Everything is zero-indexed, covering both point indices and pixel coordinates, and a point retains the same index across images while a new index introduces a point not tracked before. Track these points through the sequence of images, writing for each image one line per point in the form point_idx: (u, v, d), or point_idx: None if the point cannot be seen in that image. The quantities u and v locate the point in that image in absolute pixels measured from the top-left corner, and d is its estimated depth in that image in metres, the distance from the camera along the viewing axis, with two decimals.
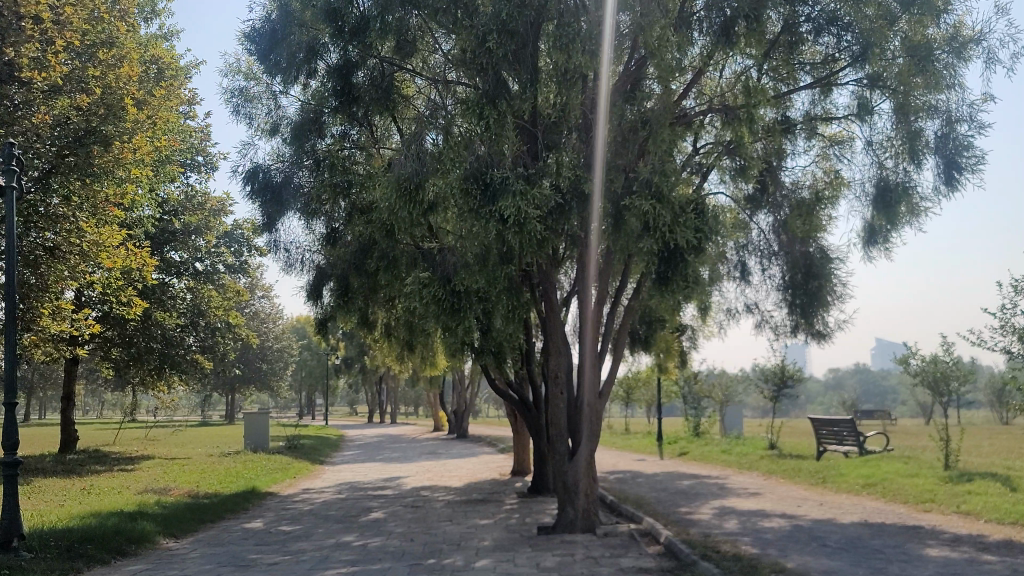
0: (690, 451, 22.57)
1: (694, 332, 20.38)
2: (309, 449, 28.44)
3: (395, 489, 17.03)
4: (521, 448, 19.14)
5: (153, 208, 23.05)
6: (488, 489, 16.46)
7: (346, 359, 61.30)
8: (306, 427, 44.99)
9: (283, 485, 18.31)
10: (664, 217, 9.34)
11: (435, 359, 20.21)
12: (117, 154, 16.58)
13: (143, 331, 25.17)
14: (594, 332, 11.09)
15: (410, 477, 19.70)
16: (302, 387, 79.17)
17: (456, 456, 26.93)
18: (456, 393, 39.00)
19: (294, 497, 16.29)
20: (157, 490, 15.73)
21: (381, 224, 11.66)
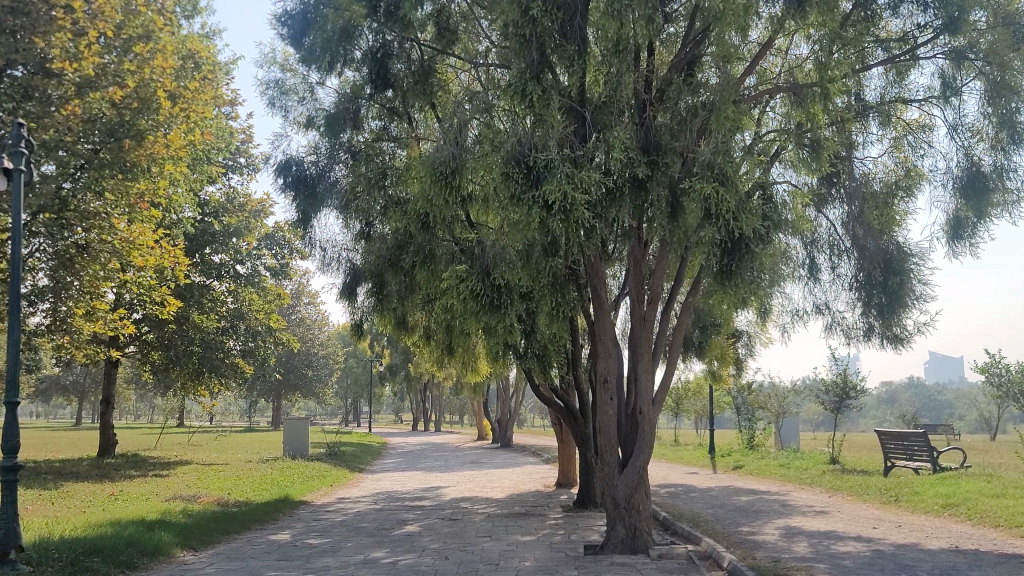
0: (745, 464, 21.43)
1: (751, 338, 19.30)
2: (349, 457, 27.79)
3: (434, 500, 16.22)
4: (566, 459, 18.20)
5: (192, 208, 22.66)
6: (531, 502, 15.57)
7: (390, 366, 60.84)
8: (349, 435, 44.53)
9: (318, 494, 17.60)
10: (728, 203, 8.33)
11: (478, 364, 19.37)
12: (151, 150, 15.88)
13: (182, 333, 24.78)
14: (648, 333, 10.10)
15: (450, 487, 18.88)
16: (347, 395, 79.02)
17: (499, 466, 26.06)
18: (500, 401, 38.14)
19: (327, 506, 15.57)
20: (186, 498, 15.10)
21: (417, 215, 10.85)
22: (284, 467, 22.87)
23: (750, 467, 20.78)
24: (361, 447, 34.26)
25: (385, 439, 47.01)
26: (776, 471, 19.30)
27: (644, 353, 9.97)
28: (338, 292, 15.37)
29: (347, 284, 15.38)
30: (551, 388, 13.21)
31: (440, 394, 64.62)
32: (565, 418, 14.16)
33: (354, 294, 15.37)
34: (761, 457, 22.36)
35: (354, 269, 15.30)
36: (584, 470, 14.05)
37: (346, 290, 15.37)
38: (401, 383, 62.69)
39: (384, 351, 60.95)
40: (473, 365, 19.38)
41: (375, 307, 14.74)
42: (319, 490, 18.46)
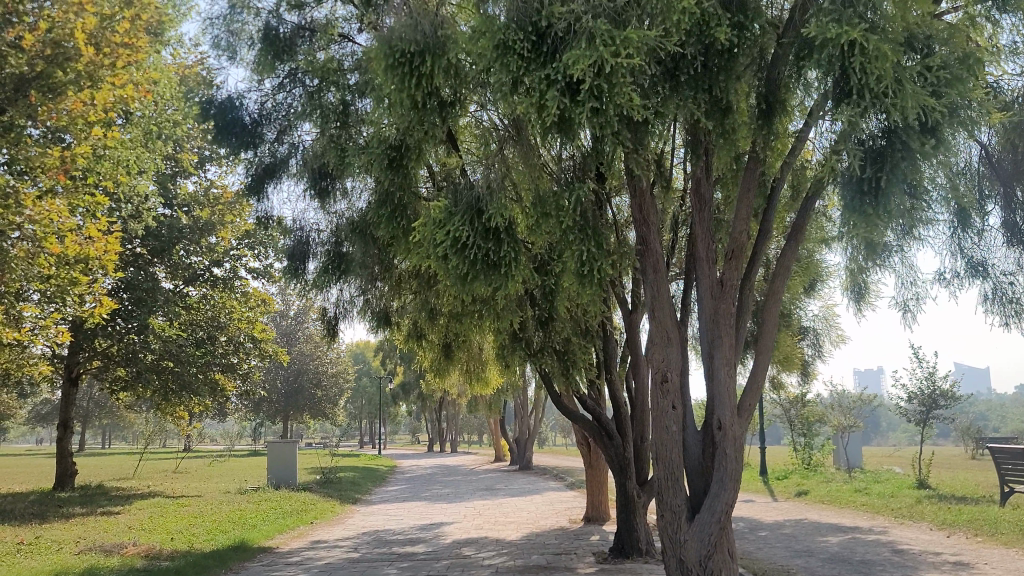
0: (812, 489, 17.84)
1: (819, 337, 15.77)
2: (346, 486, 24.38)
3: (430, 545, 12.77)
4: (596, 487, 14.84)
5: (151, 196, 19.59)
6: (554, 546, 12.08)
7: (403, 384, 57.51)
8: (359, 459, 41.26)
9: (287, 536, 14.22)
10: (879, 71, 5.85)
11: (480, 364, 16.02)
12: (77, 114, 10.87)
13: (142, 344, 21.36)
14: (730, 307, 6.65)
15: (455, 524, 15.43)
16: (362, 416, 75.77)
17: (517, 493, 22.58)
18: (518, 420, 34.67)
19: (293, 555, 12.13)
20: (105, 549, 11.60)
21: (386, 144, 7.93)
22: (261, 499, 19.48)
23: (819, 492, 17.20)
24: (365, 473, 30.80)
25: (395, 463, 43.45)
26: (855, 497, 15.71)
27: (726, 339, 6.54)
28: (284, 273, 11.86)
29: (294, 257, 11.84)
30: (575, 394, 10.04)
31: (456, 412, 61.15)
32: (596, 436, 10.74)
33: (314, 278, 11.90)
34: (827, 480, 18.74)
35: (313, 243, 11.90)
36: (624, 505, 10.61)
37: (300, 271, 11.92)
38: (416, 402, 59.37)
39: (395, 368, 57.61)
40: (477, 363, 16.08)
41: (336, 274, 11.71)
42: (292, 529, 15.06)
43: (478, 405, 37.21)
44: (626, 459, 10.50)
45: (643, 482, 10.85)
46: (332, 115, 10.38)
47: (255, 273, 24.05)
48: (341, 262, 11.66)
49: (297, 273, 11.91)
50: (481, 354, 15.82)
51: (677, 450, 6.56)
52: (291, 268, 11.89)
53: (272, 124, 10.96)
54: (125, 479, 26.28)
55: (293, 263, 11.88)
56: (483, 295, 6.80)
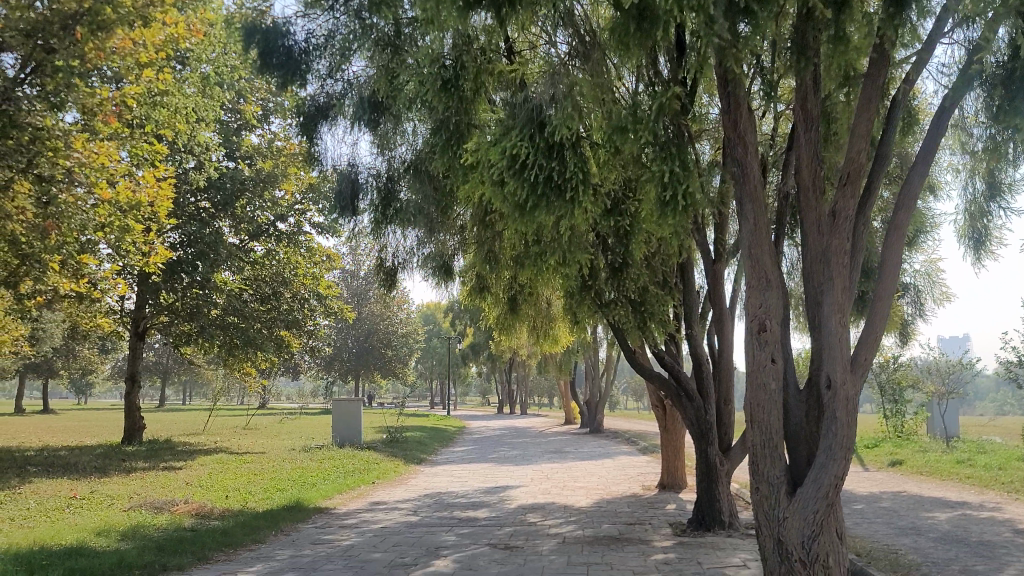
0: (906, 459, 16.53)
1: (919, 296, 14.40)
2: (412, 446, 23.87)
3: (492, 511, 11.95)
4: (672, 453, 13.90)
5: (211, 146, 19.07)
6: (627, 515, 11.15)
7: (473, 344, 57.13)
8: (428, 419, 40.99)
9: (344, 496, 13.59)
10: None
11: (548, 319, 15.15)
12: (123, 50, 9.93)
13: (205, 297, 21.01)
14: (843, 242, 5.57)
15: (520, 488, 14.61)
16: (432, 376, 75.90)
17: (588, 456, 21.72)
18: (589, 381, 33.76)
19: (347, 518, 11.44)
20: (155, 506, 11.08)
21: (440, 69, 7.61)
22: (324, 458, 19.00)
23: (915, 463, 15.88)
24: (432, 433, 30.35)
25: (464, 423, 43.09)
26: (957, 469, 14.39)
27: (839, 282, 5.47)
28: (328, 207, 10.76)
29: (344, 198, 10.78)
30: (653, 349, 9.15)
31: (526, 374, 60.56)
32: (674, 397, 9.76)
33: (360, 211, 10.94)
34: (922, 451, 17.37)
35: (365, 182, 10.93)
36: (705, 473, 9.63)
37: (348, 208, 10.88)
38: (486, 363, 58.97)
39: (465, 329, 57.23)
40: (543, 318, 15.19)
41: (395, 216, 10.92)
42: (351, 489, 14.47)
43: (548, 366, 36.43)
44: (708, 423, 9.51)
45: (726, 448, 9.86)
46: (386, 41, 9.40)
47: (318, 228, 23.46)
48: (393, 202, 10.92)
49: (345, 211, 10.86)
50: (547, 308, 14.93)
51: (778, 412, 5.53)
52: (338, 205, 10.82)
53: (325, 52, 9.93)
54: (194, 435, 26.26)
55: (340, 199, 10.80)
56: (546, 221, 6.74)
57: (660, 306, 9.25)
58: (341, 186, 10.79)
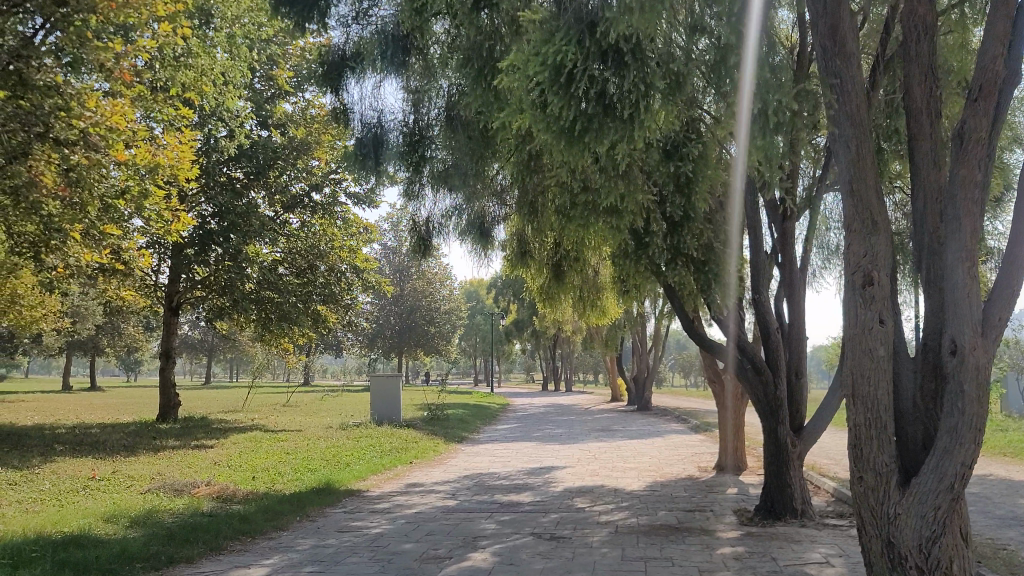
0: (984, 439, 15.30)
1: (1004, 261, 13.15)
2: (454, 424, 23.07)
3: (536, 494, 11.01)
4: (731, 433, 12.91)
5: (242, 112, 18.28)
6: (684, 501, 10.15)
7: (516, 321, 56.32)
8: (470, 396, 40.29)
9: (379, 477, 12.78)
10: None
11: (591, 286, 14.25)
12: None
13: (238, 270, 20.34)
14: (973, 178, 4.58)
15: (567, 469, 13.67)
16: (475, 353, 75.34)
17: (636, 435, 20.73)
18: (636, 357, 32.77)
19: (380, 501, 10.59)
20: (175, 488, 10.33)
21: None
22: (361, 436, 18.26)
23: (995, 443, 14.63)
24: (475, 410, 29.55)
25: (508, 401, 42.33)
26: None
27: (967, 224, 4.48)
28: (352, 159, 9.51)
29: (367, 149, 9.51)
30: (718, 311, 8.23)
31: (571, 351, 59.67)
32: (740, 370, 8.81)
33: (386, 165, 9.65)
34: (1001, 431, 16.07)
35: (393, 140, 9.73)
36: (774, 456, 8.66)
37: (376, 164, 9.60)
38: (530, 340, 58.14)
39: (508, 305, 56.39)
40: (590, 285, 14.32)
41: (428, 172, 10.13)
42: (387, 470, 13.65)
43: (594, 341, 35.44)
44: (779, 399, 8.51)
45: (797, 428, 8.84)
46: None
47: (355, 198, 22.64)
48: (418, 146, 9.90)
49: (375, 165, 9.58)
50: (590, 273, 14.06)
51: (888, 381, 4.57)
52: (366, 161, 9.53)
53: None
54: (232, 412, 25.75)
55: (366, 153, 9.52)
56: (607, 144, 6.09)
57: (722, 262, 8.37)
58: (364, 137, 9.49)
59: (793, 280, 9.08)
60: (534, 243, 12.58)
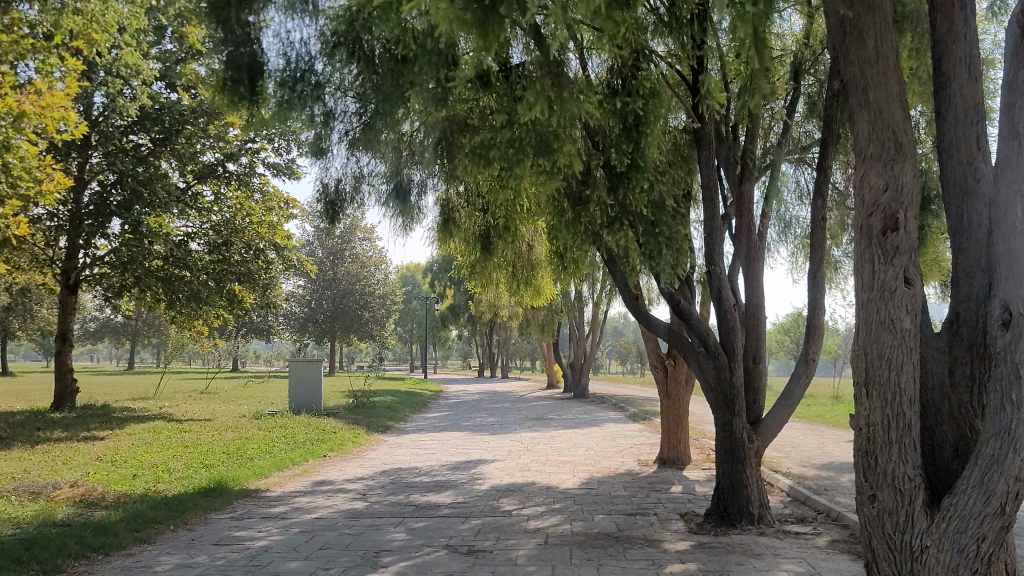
0: None
1: None
2: (379, 412, 21.63)
3: (458, 494, 9.72)
4: (673, 424, 11.85)
5: (143, 68, 16.53)
6: (624, 502, 8.95)
7: (453, 306, 54.95)
8: (403, 383, 38.83)
9: (283, 474, 11.37)
10: None
11: (521, 258, 12.94)
12: None
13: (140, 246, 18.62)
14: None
15: (495, 463, 12.41)
16: (411, 339, 73.73)
17: (573, 424, 19.58)
18: (573, 343, 31.71)
19: (277, 504, 9.19)
20: (31, 491, 8.81)
21: None
22: (274, 426, 16.74)
23: None
24: (405, 397, 28.13)
25: (442, 387, 40.98)
26: None
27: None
28: (219, 88, 7.15)
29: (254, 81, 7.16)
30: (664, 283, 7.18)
31: (508, 337, 58.53)
32: (688, 352, 7.75)
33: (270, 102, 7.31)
34: None
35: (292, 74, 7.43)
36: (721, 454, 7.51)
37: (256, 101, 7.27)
38: (467, 326, 56.82)
39: (445, 290, 54.95)
40: (523, 259, 13.02)
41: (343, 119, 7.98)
42: (296, 465, 12.24)
43: (530, 326, 34.25)
44: (734, 386, 7.35)
45: (754, 421, 7.65)
46: None
47: (274, 169, 20.99)
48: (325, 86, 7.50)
49: (252, 101, 7.19)
50: (520, 246, 12.72)
51: (914, 369, 4.32)
52: (239, 93, 7.17)
53: None
54: (141, 400, 23.93)
55: (237, 79, 7.11)
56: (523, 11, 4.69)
57: (664, 223, 7.37)
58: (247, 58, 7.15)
59: (751, 249, 7.93)
60: (461, 208, 11.33)
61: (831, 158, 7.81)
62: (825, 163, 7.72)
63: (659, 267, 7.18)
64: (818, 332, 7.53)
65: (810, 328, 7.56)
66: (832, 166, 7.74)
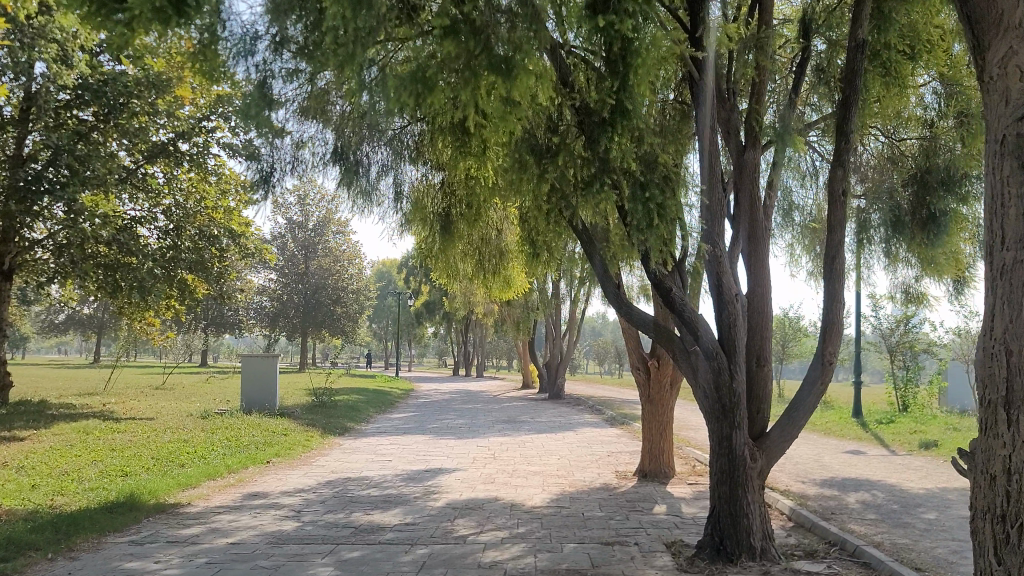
0: (937, 439, 13.35)
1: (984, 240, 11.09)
2: (340, 412, 20.20)
3: (407, 513, 8.36)
4: (655, 433, 10.57)
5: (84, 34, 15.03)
6: (599, 526, 7.64)
7: (427, 303, 53.57)
8: (373, 382, 37.42)
9: (213, 485, 9.97)
10: None
11: (486, 242, 11.70)
12: None
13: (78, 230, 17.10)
14: None
15: (456, 474, 11.06)
16: (385, 337, 72.26)
17: (546, 428, 18.25)
18: (549, 342, 30.44)
19: (192, 524, 7.80)
20: None
21: None
22: (218, 427, 15.27)
23: (956, 443, 12.52)
24: (371, 396, 26.69)
25: (414, 386, 39.52)
26: None
27: None
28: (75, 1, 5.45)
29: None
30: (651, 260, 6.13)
31: (483, 336, 57.25)
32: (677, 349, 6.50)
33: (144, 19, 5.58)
34: (956, 429, 14.07)
35: None
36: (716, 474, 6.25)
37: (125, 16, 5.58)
38: (442, 323, 55.47)
39: (420, 287, 53.55)
40: (490, 246, 11.77)
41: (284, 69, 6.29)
42: (231, 474, 10.83)
43: (505, 324, 32.89)
44: (736, 394, 6.09)
45: (758, 435, 6.37)
46: None
47: (230, 150, 19.48)
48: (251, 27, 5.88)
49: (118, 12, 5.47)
50: (483, 229, 11.46)
51: None
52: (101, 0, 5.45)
53: None
54: (87, 396, 22.36)
55: None
56: None
57: (657, 186, 6.32)
58: None
59: (756, 230, 6.67)
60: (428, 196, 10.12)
61: (854, 123, 6.52)
62: (847, 127, 6.43)
63: (645, 242, 6.15)
64: (836, 331, 6.25)
65: (826, 325, 6.28)
66: (854, 131, 6.47)
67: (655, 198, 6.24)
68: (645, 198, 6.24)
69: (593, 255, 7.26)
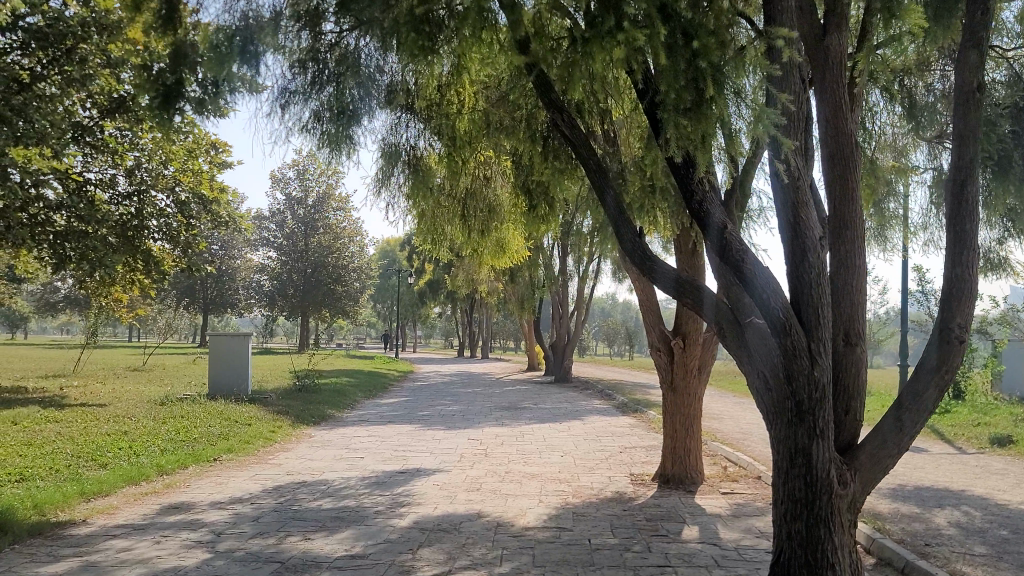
0: (1011, 432, 11.29)
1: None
2: (323, 397, 18.24)
3: (360, 538, 6.36)
4: (682, 431, 8.53)
5: None
6: (613, 563, 5.62)
7: (431, 282, 51.49)
8: (370, 363, 35.51)
9: (126, 494, 8.02)
10: None
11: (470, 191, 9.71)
12: None
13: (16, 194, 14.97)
14: None
15: (436, 478, 9.07)
16: (389, 317, 70.41)
17: (550, 416, 16.25)
18: (556, 321, 28.36)
19: (66, 556, 5.81)
20: None
21: None
22: (171, 416, 13.28)
23: None
24: (363, 379, 24.70)
25: (413, 368, 37.51)
26: None
27: None
28: None
29: None
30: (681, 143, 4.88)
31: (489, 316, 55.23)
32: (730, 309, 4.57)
33: None
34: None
35: None
36: (786, 502, 4.23)
37: None
38: (446, 302, 53.42)
39: (423, 265, 51.47)
40: (477, 199, 9.78)
41: None
42: (160, 478, 8.88)
43: (509, 301, 30.85)
44: (819, 386, 4.10)
45: (844, 446, 4.35)
46: None
47: None
48: None
49: None
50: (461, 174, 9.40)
51: None
52: None
53: None
54: (48, 378, 20.48)
55: None
56: None
57: (708, 34, 5.15)
58: None
59: (842, 145, 4.66)
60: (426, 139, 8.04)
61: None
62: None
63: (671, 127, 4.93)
64: (966, 294, 4.24)
65: (952, 285, 4.27)
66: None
67: (706, 54, 5.10)
68: (691, 51, 5.11)
69: (605, 194, 5.30)
